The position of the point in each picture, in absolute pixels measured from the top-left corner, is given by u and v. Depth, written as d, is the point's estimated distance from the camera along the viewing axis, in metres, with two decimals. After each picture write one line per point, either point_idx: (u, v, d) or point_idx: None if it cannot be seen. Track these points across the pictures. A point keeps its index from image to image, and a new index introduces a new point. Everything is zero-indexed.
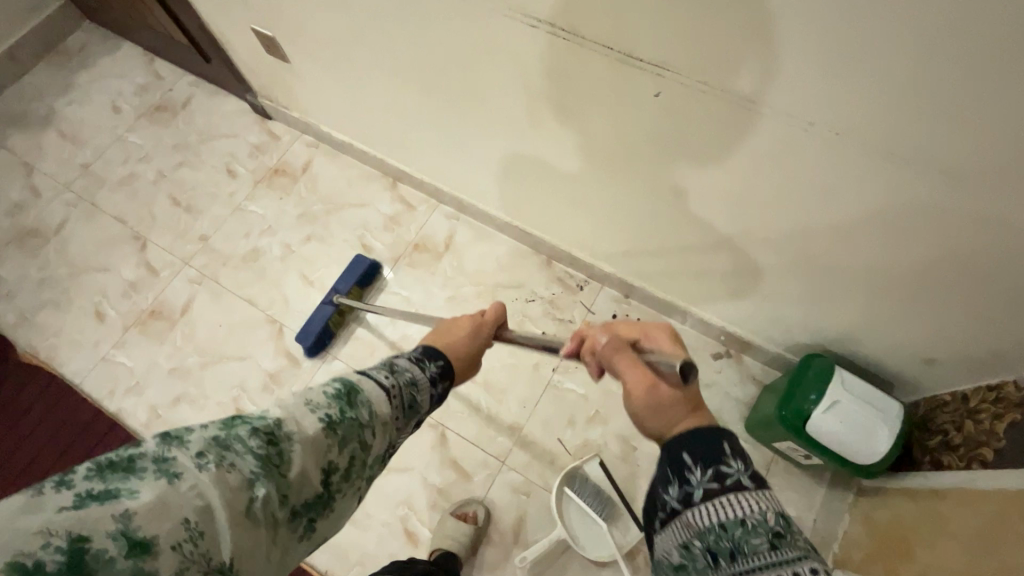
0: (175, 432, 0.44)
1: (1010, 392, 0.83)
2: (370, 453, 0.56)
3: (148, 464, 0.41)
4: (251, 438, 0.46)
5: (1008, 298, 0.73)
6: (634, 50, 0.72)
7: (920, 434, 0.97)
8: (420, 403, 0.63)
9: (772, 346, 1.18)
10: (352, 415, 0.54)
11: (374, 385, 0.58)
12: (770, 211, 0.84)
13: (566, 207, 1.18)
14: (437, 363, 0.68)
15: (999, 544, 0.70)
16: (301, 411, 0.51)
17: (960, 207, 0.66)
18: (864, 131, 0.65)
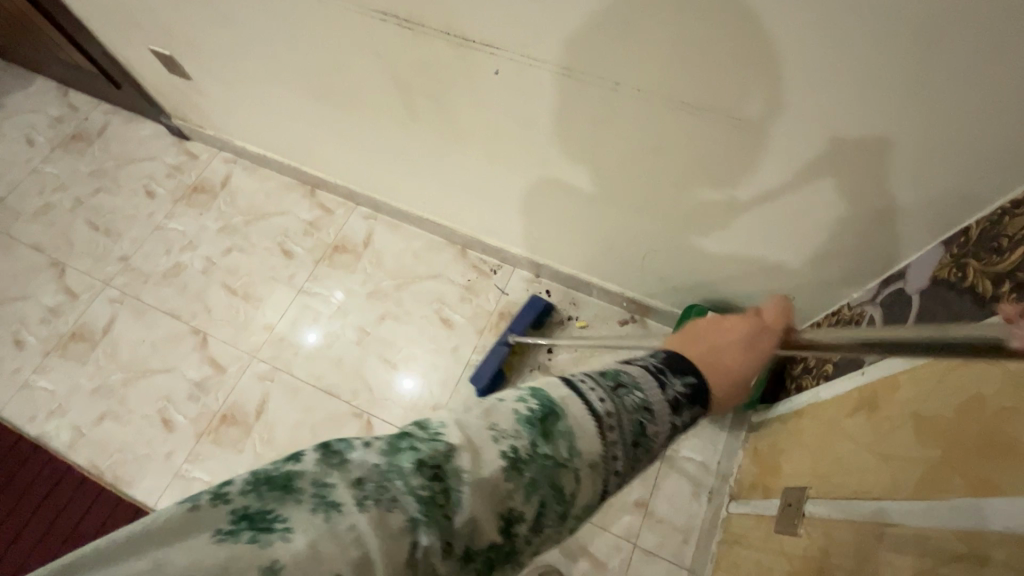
0: (335, 447, 0.37)
1: (845, 313, 0.93)
2: (575, 503, 0.42)
3: (304, 484, 0.34)
4: (417, 473, 0.36)
5: (817, 227, 0.83)
6: (468, 34, 0.81)
7: (790, 366, 1.06)
8: (652, 437, 0.48)
9: (667, 306, 1.27)
10: (546, 451, 0.40)
11: (580, 403, 0.44)
12: (616, 171, 0.93)
13: (463, 194, 1.25)
14: (683, 380, 0.54)
15: (833, 442, 0.79)
16: (503, 439, 0.40)
17: (749, 153, 0.77)
18: (658, 85, 0.74)
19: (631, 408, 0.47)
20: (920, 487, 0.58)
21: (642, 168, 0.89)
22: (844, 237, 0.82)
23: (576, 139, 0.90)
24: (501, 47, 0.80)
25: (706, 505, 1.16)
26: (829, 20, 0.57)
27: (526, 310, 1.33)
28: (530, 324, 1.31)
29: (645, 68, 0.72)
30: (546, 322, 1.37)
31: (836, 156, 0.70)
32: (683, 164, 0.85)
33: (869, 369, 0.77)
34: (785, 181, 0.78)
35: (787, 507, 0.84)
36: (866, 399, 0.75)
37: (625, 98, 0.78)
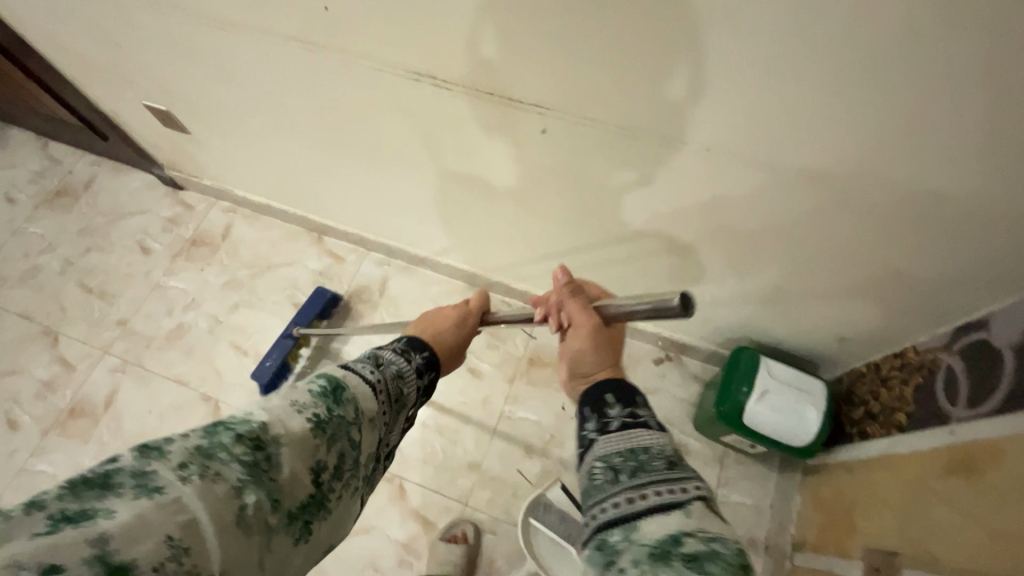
0: (152, 444, 0.41)
1: (912, 356, 0.89)
2: (363, 450, 0.56)
3: (123, 481, 0.38)
4: (238, 444, 0.44)
5: (886, 275, 0.79)
6: (514, 94, 0.75)
7: (847, 408, 1.03)
8: (405, 395, 0.65)
9: (705, 343, 1.23)
10: (339, 412, 0.53)
11: (357, 379, 0.58)
12: (668, 220, 0.88)
13: (490, 240, 1.19)
14: (421, 354, 0.71)
15: (921, 504, 0.75)
16: (298, 405, 0.50)
17: (828, 208, 0.72)
18: (728, 144, 0.69)
19: (389, 375, 0.63)
20: None
21: (698, 218, 0.85)
22: (923, 287, 0.78)
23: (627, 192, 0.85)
24: (551, 106, 0.74)
25: (765, 553, 1.11)
26: (927, 87, 0.53)
27: (311, 303, 1.37)
28: (316, 316, 1.36)
29: (714, 127, 0.67)
30: (333, 314, 1.42)
31: (917, 212, 0.67)
32: (745, 214, 0.80)
33: (958, 428, 0.73)
34: (856, 232, 0.74)
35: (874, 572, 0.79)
36: (957, 460, 0.71)
37: (687, 156, 0.73)
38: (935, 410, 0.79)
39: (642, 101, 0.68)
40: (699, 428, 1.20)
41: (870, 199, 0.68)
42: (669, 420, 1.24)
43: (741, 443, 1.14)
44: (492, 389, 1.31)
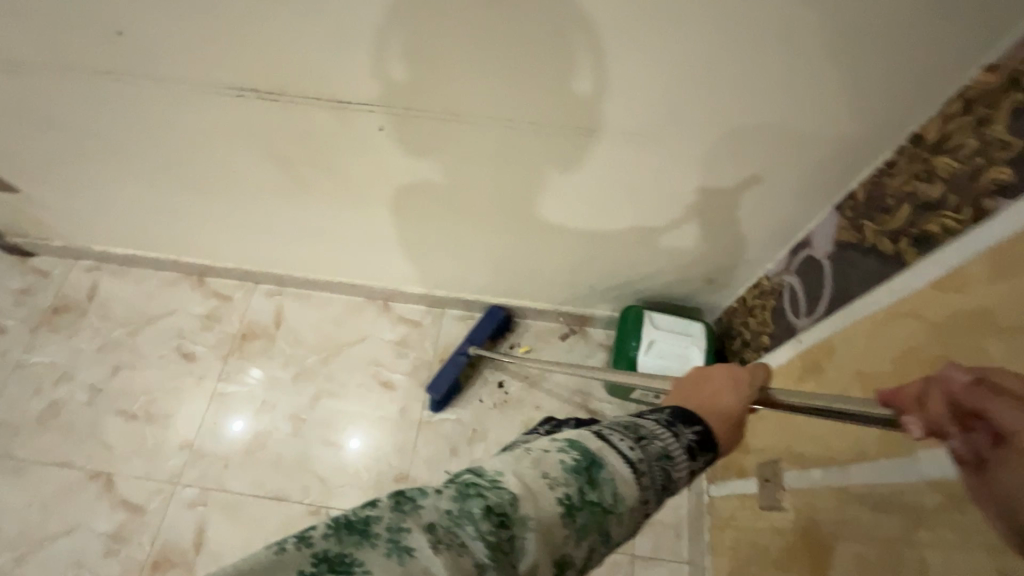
0: (408, 494, 0.36)
1: (765, 284, 0.97)
2: (611, 541, 0.40)
3: (382, 532, 0.33)
4: (484, 518, 0.35)
5: (730, 220, 0.86)
6: (343, 98, 0.74)
7: (728, 342, 1.11)
8: (676, 481, 0.43)
9: (601, 311, 1.28)
10: (593, 497, 0.39)
11: (618, 458, 0.41)
12: (531, 204, 0.90)
13: (374, 252, 1.18)
14: (694, 428, 0.45)
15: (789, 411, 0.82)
16: (549, 479, 0.38)
17: (665, 166, 0.77)
18: (556, 121, 0.72)
19: (653, 459, 0.42)
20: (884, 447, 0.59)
21: (555, 197, 0.88)
22: (761, 223, 0.86)
23: (483, 183, 0.86)
24: (383, 104, 0.73)
25: (688, 493, 1.17)
26: (687, 38, 0.59)
27: (486, 322, 1.29)
28: (488, 336, 1.29)
29: (537, 105, 0.69)
30: (504, 334, 1.34)
31: (732, 153, 0.73)
32: (594, 187, 0.84)
33: (804, 337, 0.81)
34: (693, 185, 0.80)
35: (766, 483, 0.86)
36: (806, 365, 0.79)
37: (525, 138, 0.75)
38: (788, 325, 0.88)
39: (462, 91, 0.69)
40: (611, 391, 1.25)
41: (691, 151, 0.74)
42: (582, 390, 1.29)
43: (648, 396, 1.20)
44: (409, 400, 1.29)
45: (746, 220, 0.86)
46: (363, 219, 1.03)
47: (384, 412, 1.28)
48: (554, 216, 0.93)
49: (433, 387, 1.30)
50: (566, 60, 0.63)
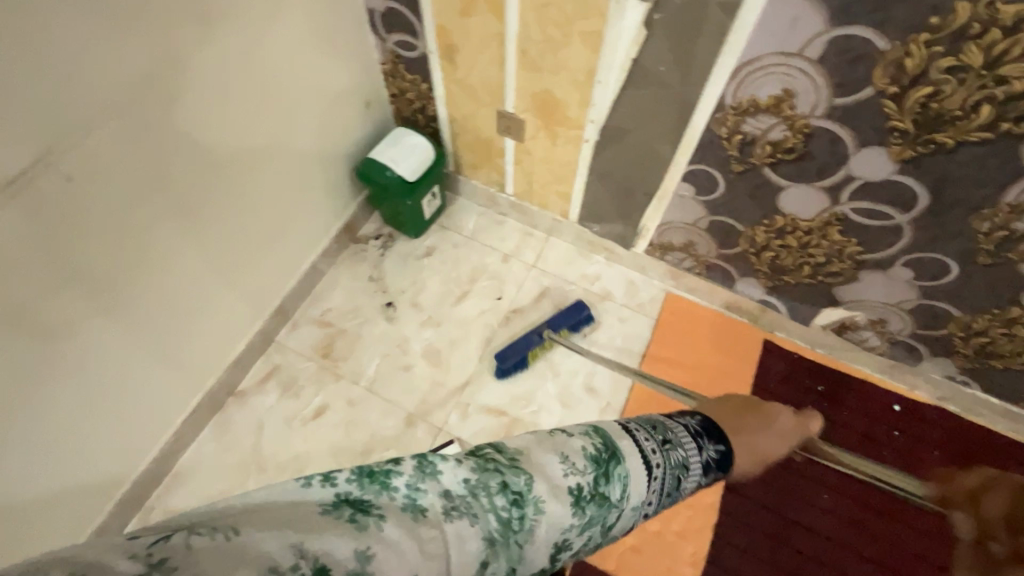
0: (427, 458, 0.50)
1: (388, 67, 1.31)
2: (606, 534, 0.60)
3: (400, 485, 0.47)
4: (503, 494, 0.51)
5: (325, 40, 1.16)
6: (6, 171, 0.73)
7: (418, 126, 1.43)
8: (683, 484, 0.65)
9: (351, 208, 1.48)
10: (601, 489, 0.57)
11: (636, 456, 0.60)
12: (220, 137, 1.02)
13: (172, 342, 1.11)
14: (715, 447, 0.69)
15: (470, 83, 1.21)
16: (573, 465, 0.56)
17: (257, 32, 1.00)
18: (164, 35, 0.85)
19: (670, 463, 0.63)
20: (499, 12, 1.02)
21: (227, 115, 1.01)
22: (337, 26, 1.17)
23: (175, 150, 0.94)
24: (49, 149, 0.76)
25: (508, 216, 1.57)
26: None
27: (573, 314, 1.37)
28: (568, 326, 1.37)
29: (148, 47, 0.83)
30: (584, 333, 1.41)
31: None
32: (236, 78, 1.01)
33: (428, 45, 1.17)
34: (284, 20, 1.04)
35: (510, 128, 1.27)
36: (446, 52, 1.17)
37: (164, 73, 0.87)
38: (418, 59, 1.23)
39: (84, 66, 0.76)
40: (416, 231, 1.51)
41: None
42: (406, 255, 1.52)
43: (432, 203, 1.48)
44: (343, 395, 1.31)
45: (327, 26, 1.15)
46: (133, 307, 0.99)
47: (342, 421, 1.28)
48: (242, 134, 1.07)
49: (343, 371, 1.34)
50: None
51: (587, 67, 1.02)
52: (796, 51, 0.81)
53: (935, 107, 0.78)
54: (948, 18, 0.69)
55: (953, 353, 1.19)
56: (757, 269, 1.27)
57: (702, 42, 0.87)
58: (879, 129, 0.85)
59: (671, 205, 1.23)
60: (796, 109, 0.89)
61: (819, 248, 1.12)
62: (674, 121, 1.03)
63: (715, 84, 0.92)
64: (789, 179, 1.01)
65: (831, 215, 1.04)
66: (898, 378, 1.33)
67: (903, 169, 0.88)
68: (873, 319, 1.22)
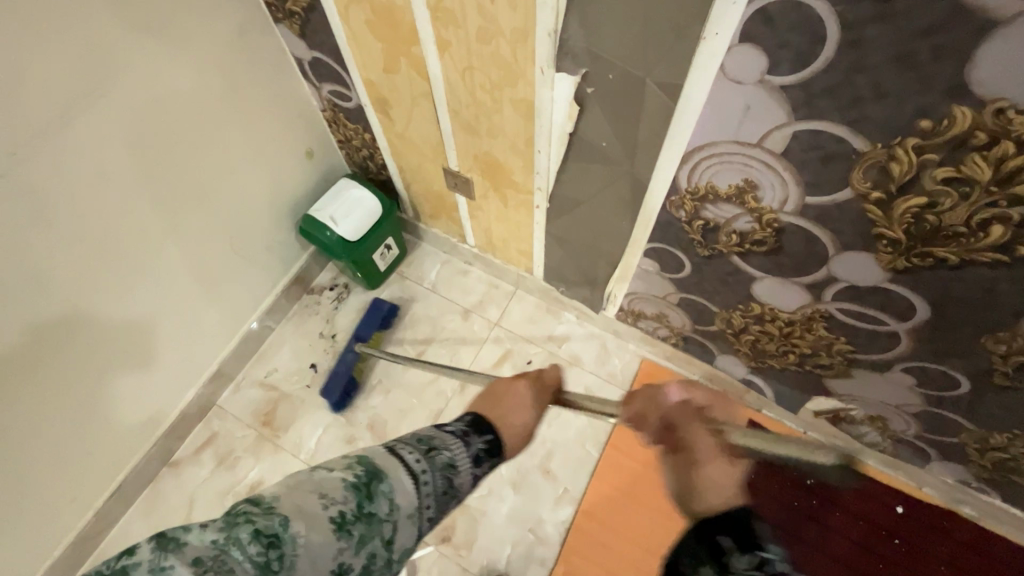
0: (168, 534, 0.45)
1: (329, 114, 1.19)
2: (396, 547, 0.55)
3: (143, 570, 0.42)
4: (254, 542, 0.46)
5: (248, 93, 1.05)
6: None
7: (369, 173, 1.31)
8: (458, 484, 0.60)
9: (301, 260, 1.38)
10: (369, 508, 0.53)
11: (401, 470, 0.56)
12: (106, 218, 0.92)
13: (80, 429, 1.03)
14: (484, 437, 0.66)
15: (409, 138, 1.08)
16: (329, 498, 0.51)
17: (151, 95, 0.90)
18: (21, 125, 0.77)
19: (438, 467, 0.59)
20: (422, 71, 0.88)
21: (115, 192, 0.91)
22: (261, 77, 1.06)
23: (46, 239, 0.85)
24: None
25: (473, 266, 1.44)
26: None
27: (372, 314, 1.34)
28: (373, 327, 1.33)
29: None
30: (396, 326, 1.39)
31: (160, 35, 0.87)
32: (120, 151, 0.90)
33: (361, 97, 1.04)
34: (180, 82, 0.93)
35: (458, 185, 1.13)
36: (379, 106, 1.04)
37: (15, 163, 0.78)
38: (355, 109, 1.10)
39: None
40: (371, 284, 1.40)
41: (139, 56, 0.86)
42: (361, 309, 1.41)
43: (386, 255, 1.36)
44: (280, 469, 1.23)
45: (247, 81, 1.04)
46: (26, 398, 0.92)
47: None
48: (139, 209, 0.96)
49: (282, 441, 1.25)
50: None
51: (524, 134, 0.87)
52: (755, 142, 0.65)
53: (931, 220, 0.61)
54: (942, 122, 0.52)
55: (967, 462, 1.00)
56: (737, 349, 1.10)
57: (644, 122, 0.72)
58: (864, 234, 0.68)
59: (636, 277, 1.08)
60: (761, 201, 0.73)
61: (803, 340, 0.95)
62: (626, 198, 0.88)
63: (664, 166, 0.76)
64: (761, 270, 0.85)
65: (814, 310, 0.87)
66: (903, 474, 1.15)
67: (896, 278, 0.71)
68: (872, 415, 1.05)
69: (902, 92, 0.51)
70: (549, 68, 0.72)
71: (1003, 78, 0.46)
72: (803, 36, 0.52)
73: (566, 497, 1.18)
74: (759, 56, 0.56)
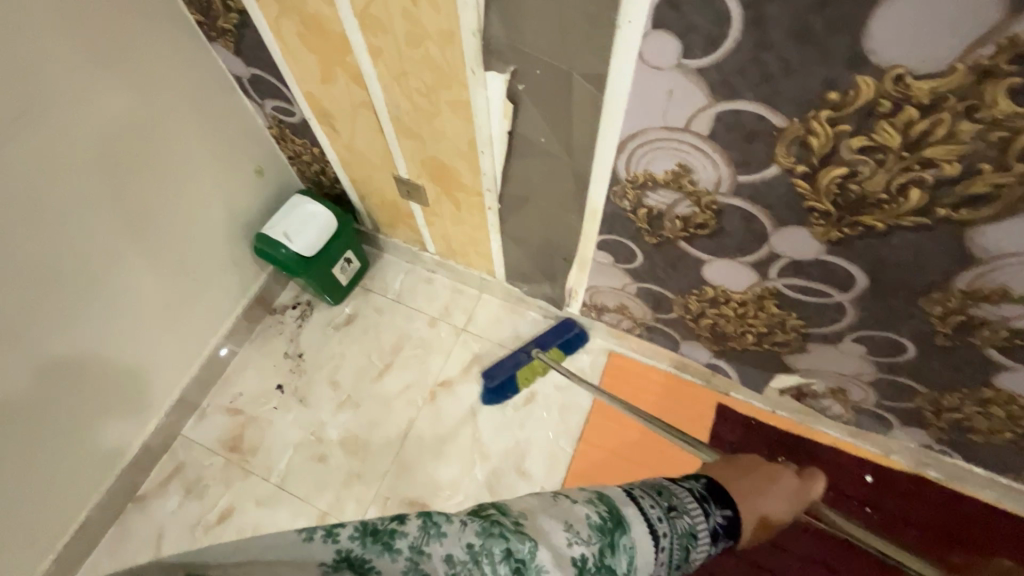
0: (433, 517, 0.45)
1: (276, 130, 1.17)
2: None
3: (404, 546, 0.42)
4: (505, 562, 0.45)
5: (198, 114, 1.05)
6: None
7: (323, 187, 1.30)
8: (692, 559, 0.55)
9: (260, 280, 1.36)
10: (603, 562, 0.49)
11: (642, 522, 0.52)
12: (45, 250, 0.89)
13: (34, 471, 0.99)
14: (722, 513, 0.59)
15: (357, 149, 1.08)
16: (577, 533, 0.49)
17: (95, 119, 0.89)
18: None
19: (678, 532, 0.54)
20: (359, 80, 0.87)
21: (51, 224, 0.88)
22: (206, 96, 1.05)
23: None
24: None
25: (436, 273, 1.44)
26: None
27: (563, 331, 1.28)
28: (557, 343, 1.27)
29: None
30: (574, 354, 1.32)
31: (86, 61, 0.85)
32: (51, 181, 0.87)
33: (304, 111, 1.03)
34: (115, 107, 0.91)
35: (411, 193, 1.13)
36: (324, 119, 1.03)
37: None
38: (300, 124, 1.09)
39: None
40: (334, 299, 1.38)
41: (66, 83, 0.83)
42: (325, 325, 1.39)
43: (347, 270, 1.35)
44: (251, 494, 1.20)
45: (193, 101, 1.03)
46: None
47: (248, 524, 1.17)
48: (81, 239, 0.93)
49: (251, 466, 1.23)
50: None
51: (466, 136, 0.88)
52: (682, 126, 0.66)
53: (855, 189, 0.63)
54: (849, 93, 0.53)
55: (925, 425, 1.03)
56: (698, 334, 1.12)
57: (576, 114, 0.73)
58: (796, 209, 0.70)
59: (593, 271, 1.09)
60: (697, 185, 0.74)
61: (757, 319, 0.97)
62: (572, 192, 0.88)
63: (602, 157, 0.77)
64: (707, 253, 0.86)
65: (763, 288, 0.88)
66: (869, 444, 1.17)
67: (831, 249, 0.73)
68: (832, 387, 1.07)
69: (805, 66, 0.53)
70: (478, 69, 0.72)
71: (895, 44, 0.48)
72: (708, 18, 0.54)
73: None
74: (670, 40, 0.57)
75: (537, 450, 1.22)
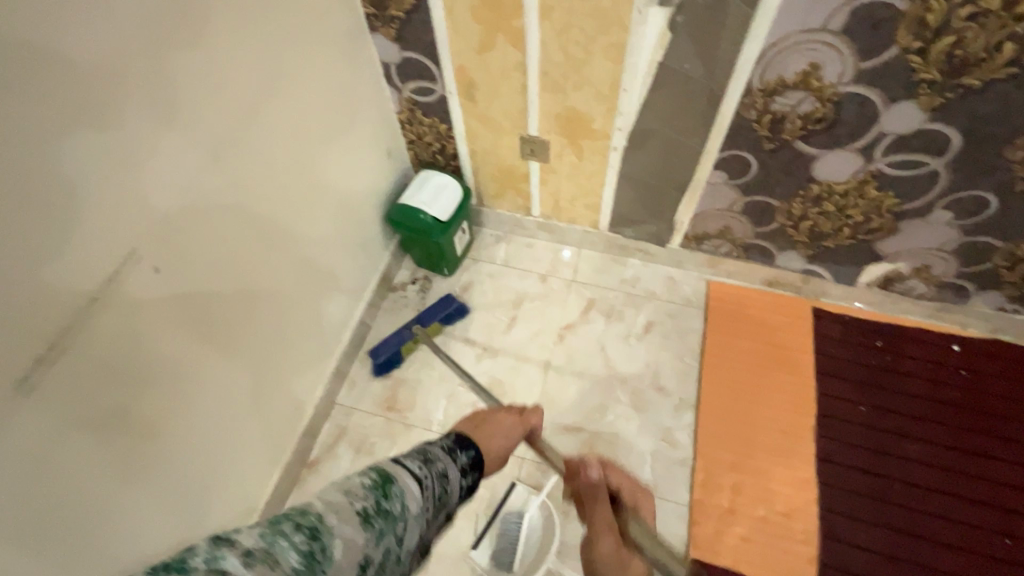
0: (220, 536, 0.44)
1: (404, 114, 1.34)
2: (405, 545, 0.56)
3: (198, 562, 0.41)
4: (297, 532, 0.46)
5: (359, 95, 1.20)
6: (104, 267, 0.71)
7: (438, 166, 1.45)
8: (449, 491, 0.64)
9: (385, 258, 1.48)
10: (385, 504, 0.54)
11: (410, 476, 0.59)
12: (270, 209, 1.01)
13: (245, 427, 1.07)
14: (467, 452, 0.70)
15: (491, 115, 1.25)
16: (351, 495, 0.52)
17: (304, 95, 1.03)
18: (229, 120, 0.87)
19: (436, 474, 0.63)
20: (518, 42, 1.06)
21: (275, 186, 1.01)
22: (364, 80, 1.20)
23: (233, 231, 0.92)
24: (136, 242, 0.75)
25: (536, 237, 1.59)
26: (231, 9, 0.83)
27: (441, 307, 1.42)
28: (438, 319, 1.41)
29: (217, 123, 0.85)
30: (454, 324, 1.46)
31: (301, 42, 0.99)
32: (282, 142, 1.00)
33: (447, 85, 1.21)
34: (314, 86, 1.05)
35: (534, 151, 1.30)
36: (465, 90, 1.20)
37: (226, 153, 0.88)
38: (436, 101, 1.26)
39: (157, 145, 0.75)
40: (451, 268, 1.51)
41: (291, 62, 0.98)
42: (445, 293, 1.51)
43: (464, 239, 1.49)
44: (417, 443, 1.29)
45: (356, 84, 1.18)
46: (220, 383, 0.97)
47: None
48: (289, 199, 1.05)
49: (413, 419, 1.32)
50: (176, 61, 0.75)
51: (611, 78, 1.06)
52: (820, 26, 0.87)
53: (960, 54, 0.84)
54: None
55: (1000, 285, 1.23)
56: (795, 241, 1.31)
57: (725, 35, 0.92)
58: (907, 84, 0.90)
59: (704, 195, 1.26)
60: (823, 81, 0.94)
61: (856, 209, 1.16)
62: (702, 113, 1.07)
63: (740, 71, 0.97)
64: (819, 148, 1.06)
65: (865, 174, 1.08)
66: (949, 318, 1.37)
67: (934, 116, 0.93)
68: (917, 267, 1.26)
69: None
70: (647, 7, 0.92)
71: None
72: None
73: (685, 405, 1.31)
74: None
75: (667, 369, 1.36)
